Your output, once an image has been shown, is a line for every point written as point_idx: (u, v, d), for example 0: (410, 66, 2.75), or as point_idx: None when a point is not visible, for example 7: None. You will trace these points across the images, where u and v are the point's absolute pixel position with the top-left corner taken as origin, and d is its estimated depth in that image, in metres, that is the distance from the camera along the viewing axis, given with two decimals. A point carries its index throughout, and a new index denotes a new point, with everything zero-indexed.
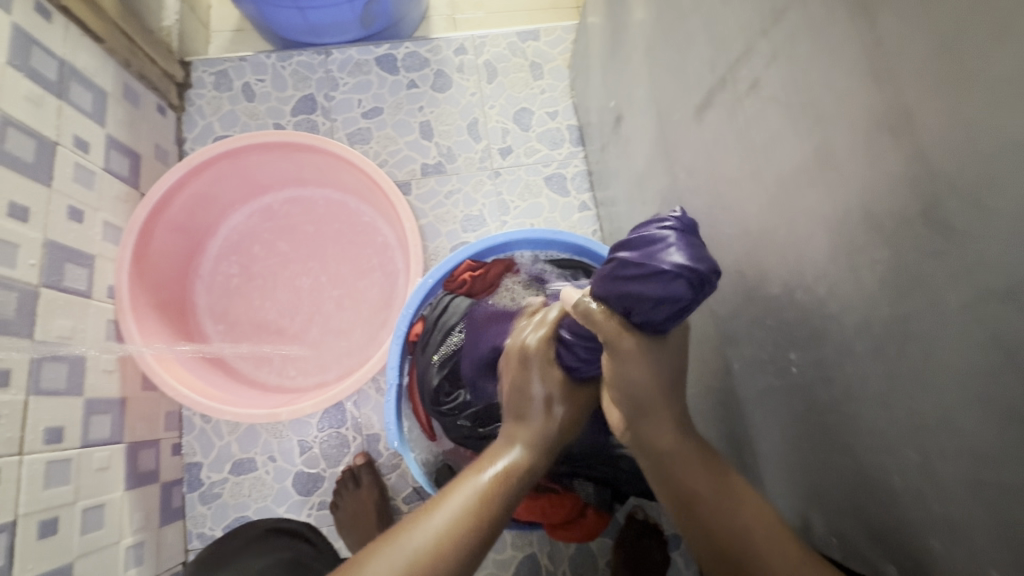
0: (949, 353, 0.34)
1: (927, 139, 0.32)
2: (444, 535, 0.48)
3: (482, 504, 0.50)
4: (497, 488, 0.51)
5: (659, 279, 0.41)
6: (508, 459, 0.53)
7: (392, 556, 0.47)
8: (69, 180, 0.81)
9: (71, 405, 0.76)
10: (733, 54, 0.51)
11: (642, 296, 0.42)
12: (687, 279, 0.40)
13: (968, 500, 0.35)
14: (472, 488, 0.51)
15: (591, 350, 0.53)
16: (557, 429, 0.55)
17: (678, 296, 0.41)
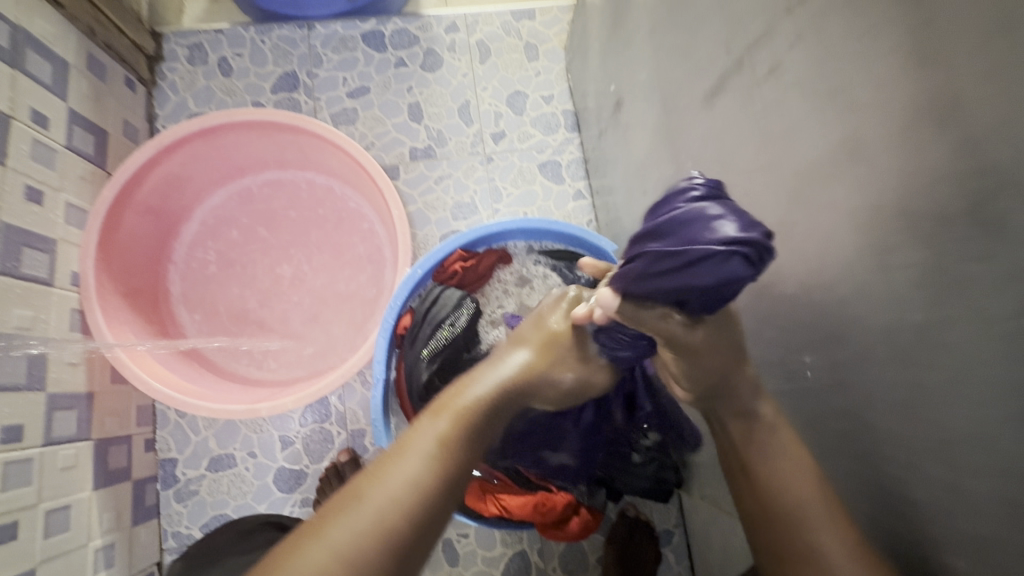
0: (984, 365, 0.32)
1: (978, 131, 0.29)
2: (410, 485, 0.45)
3: (443, 450, 0.49)
4: (460, 434, 0.50)
5: (711, 262, 0.39)
6: (468, 400, 0.53)
7: (355, 515, 0.43)
8: (27, 157, 0.74)
9: (32, 401, 0.71)
10: (752, 35, 0.47)
11: (697, 286, 0.40)
12: (740, 257, 0.38)
13: (998, 520, 0.33)
14: (434, 435, 0.49)
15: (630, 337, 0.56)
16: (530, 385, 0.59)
17: (734, 278, 0.39)
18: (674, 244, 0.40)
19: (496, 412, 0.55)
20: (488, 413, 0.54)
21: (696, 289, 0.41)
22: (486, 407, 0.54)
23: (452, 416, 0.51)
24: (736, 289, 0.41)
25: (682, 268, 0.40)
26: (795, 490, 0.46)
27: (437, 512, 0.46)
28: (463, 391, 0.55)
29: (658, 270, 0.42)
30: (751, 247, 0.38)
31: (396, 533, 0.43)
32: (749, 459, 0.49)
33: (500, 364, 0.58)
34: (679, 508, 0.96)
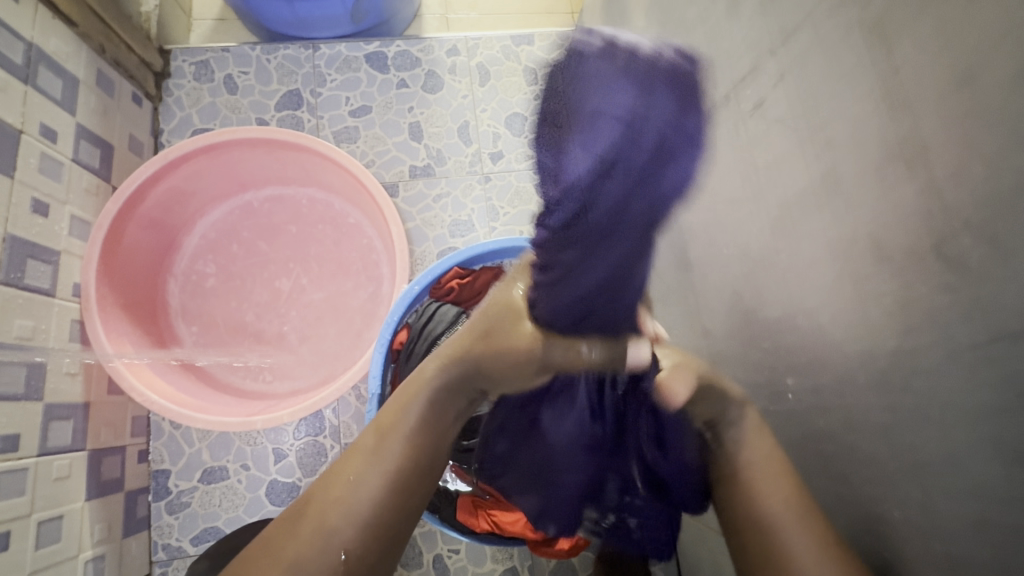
0: (952, 391, 0.34)
1: (940, 174, 0.32)
2: (349, 484, 0.47)
3: (386, 441, 0.51)
4: (399, 424, 0.52)
5: (626, 91, 0.31)
6: (415, 383, 0.57)
7: (301, 523, 0.46)
8: (34, 170, 0.76)
9: (30, 410, 0.71)
10: (738, 73, 0.50)
11: (586, 137, 0.32)
12: (654, 95, 0.31)
13: (969, 541, 0.35)
14: (374, 430, 0.52)
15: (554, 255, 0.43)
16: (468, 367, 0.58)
17: (642, 123, 0.30)
18: (596, 70, 0.33)
19: (445, 397, 0.56)
20: (434, 398, 0.55)
21: (582, 147, 0.33)
22: (430, 393, 0.55)
23: (394, 408, 0.54)
24: (649, 163, 0.32)
25: (591, 120, 0.32)
26: (767, 500, 0.46)
27: (382, 508, 0.47)
28: (410, 384, 0.57)
29: (567, 129, 0.34)
30: (679, 86, 0.32)
31: (340, 532, 0.45)
32: (727, 480, 0.50)
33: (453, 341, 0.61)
34: None
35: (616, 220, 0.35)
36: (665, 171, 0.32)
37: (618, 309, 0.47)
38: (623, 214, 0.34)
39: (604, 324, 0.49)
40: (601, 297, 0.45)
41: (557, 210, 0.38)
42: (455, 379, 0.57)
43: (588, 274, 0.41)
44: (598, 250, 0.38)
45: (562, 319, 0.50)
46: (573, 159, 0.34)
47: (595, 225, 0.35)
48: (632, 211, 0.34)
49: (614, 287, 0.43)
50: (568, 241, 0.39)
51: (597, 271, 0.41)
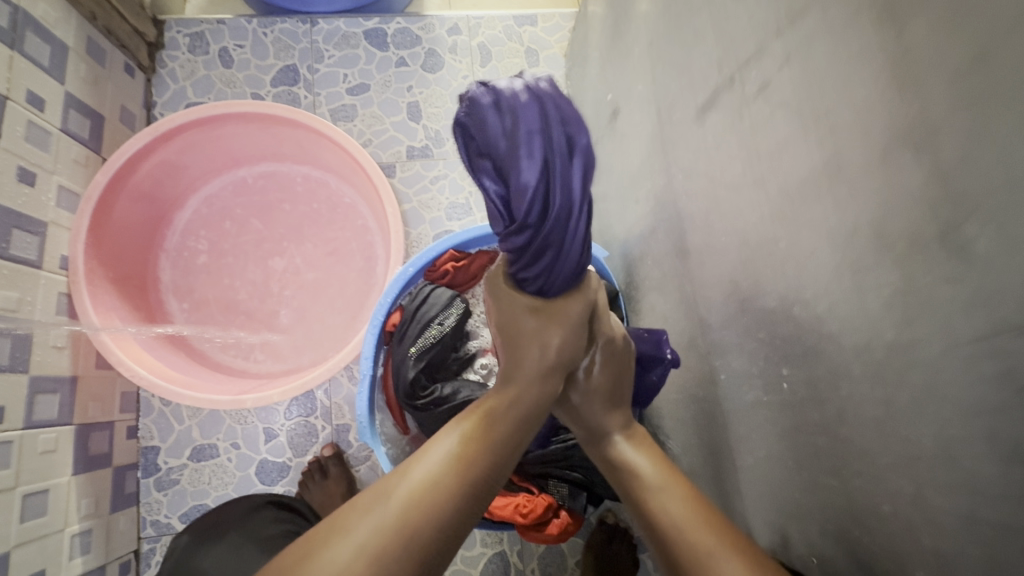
0: (949, 385, 0.33)
1: (949, 159, 0.31)
2: (433, 486, 0.42)
3: (465, 449, 0.44)
4: (481, 437, 0.45)
5: (529, 109, 0.42)
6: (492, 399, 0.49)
7: (378, 511, 0.40)
8: (20, 139, 0.74)
9: (14, 383, 0.70)
10: (744, 54, 0.48)
11: (523, 149, 0.42)
12: (546, 102, 0.42)
13: (962, 538, 0.34)
14: (456, 440, 0.45)
15: (531, 251, 0.48)
16: (539, 379, 0.50)
17: (549, 120, 0.42)
18: (497, 110, 0.43)
19: (529, 412, 0.49)
20: (516, 419, 0.48)
21: (526, 155, 0.42)
22: (508, 412, 0.48)
23: (474, 419, 0.47)
24: (567, 150, 0.43)
25: (518, 140, 0.42)
26: (666, 510, 0.45)
27: (461, 519, 0.42)
28: (484, 400, 0.49)
29: (507, 155, 0.43)
30: (555, 89, 0.43)
31: (415, 537, 0.39)
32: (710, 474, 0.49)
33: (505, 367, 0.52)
34: None
35: (575, 191, 0.44)
36: (580, 146, 0.43)
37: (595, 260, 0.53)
38: (579, 183, 0.43)
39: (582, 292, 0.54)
40: (583, 260, 0.50)
41: (530, 213, 0.44)
42: (536, 389, 0.50)
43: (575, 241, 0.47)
44: (576, 221, 0.45)
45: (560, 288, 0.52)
46: (523, 170, 0.42)
47: (560, 204, 0.44)
48: (582, 183, 0.44)
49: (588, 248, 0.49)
50: (547, 224, 0.44)
51: (575, 241, 0.47)
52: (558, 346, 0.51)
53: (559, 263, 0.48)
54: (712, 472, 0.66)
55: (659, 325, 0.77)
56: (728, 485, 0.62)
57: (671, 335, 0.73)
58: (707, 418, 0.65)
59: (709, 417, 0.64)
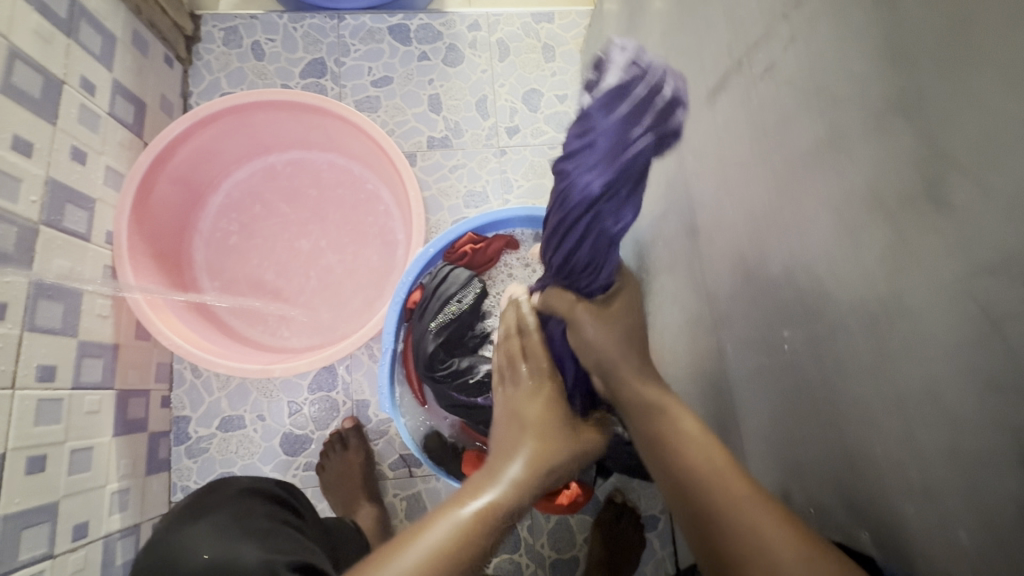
0: (932, 326, 0.36)
1: (938, 120, 0.34)
2: (424, 573, 0.46)
3: (464, 537, 0.49)
4: (480, 528, 0.50)
5: (653, 75, 0.51)
6: (493, 489, 0.53)
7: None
8: (74, 120, 0.80)
9: (65, 345, 0.76)
10: (751, 38, 0.52)
11: (627, 76, 0.51)
12: (663, 80, 0.51)
13: (946, 468, 0.37)
14: (452, 525, 0.49)
15: (577, 150, 0.54)
16: (539, 472, 0.56)
17: (655, 87, 0.51)
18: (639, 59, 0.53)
19: (519, 507, 0.54)
20: (509, 507, 0.53)
21: (624, 81, 0.51)
22: (506, 501, 0.53)
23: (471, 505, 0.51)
24: (648, 110, 0.50)
25: (622, 70, 0.52)
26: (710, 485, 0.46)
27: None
28: (481, 481, 0.54)
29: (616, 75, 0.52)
30: (674, 85, 0.52)
31: None
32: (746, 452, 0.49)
33: (501, 458, 0.57)
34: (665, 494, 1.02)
35: (644, 127, 0.50)
36: (662, 130, 0.51)
37: (596, 238, 0.57)
38: (654, 125, 0.50)
39: (596, 244, 0.58)
40: (593, 206, 0.54)
41: (593, 113, 0.52)
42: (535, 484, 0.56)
43: (609, 161, 0.52)
44: (625, 147, 0.50)
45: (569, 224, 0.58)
46: (614, 80, 0.52)
47: (627, 119, 0.50)
48: (628, 134, 0.50)
49: (618, 193, 0.53)
50: (602, 131, 0.51)
51: (597, 170, 0.53)
52: (558, 454, 0.58)
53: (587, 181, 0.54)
54: (720, 440, 0.69)
55: (668, 304, 0.81)
56: (733, 450, 0.65)
57: (681, 312, 0.76)
58: (715, 389, 0.68)
59: (716, 387, 0.68)
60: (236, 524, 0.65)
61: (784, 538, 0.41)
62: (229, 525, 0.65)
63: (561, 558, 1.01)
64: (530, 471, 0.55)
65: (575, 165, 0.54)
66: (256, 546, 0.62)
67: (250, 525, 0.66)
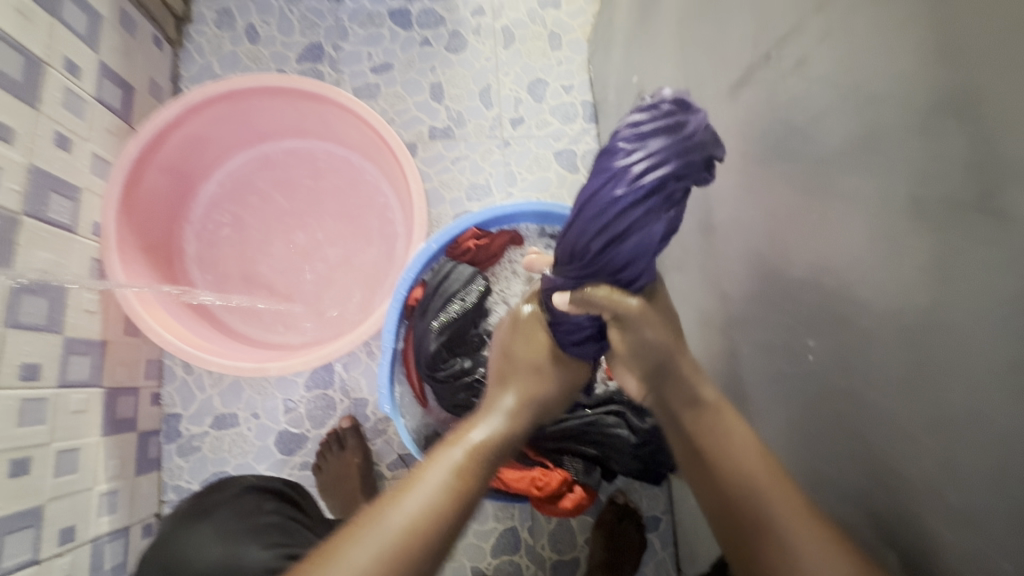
0: (979, 346, 0.34)
1: (994, 122, 0.31)
2: (427, 515, 0.49)
3: (458, 479, 0.52)
4: (472, 469, 0.53)
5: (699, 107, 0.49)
6: (483, 432, 0.56)
7: (375, 543, 0.47)
8: (57, 104, 0.76)
9: (50, 342, 0.72)
10: (780, 29, 0.49)
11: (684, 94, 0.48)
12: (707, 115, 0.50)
13: (987, 492, 0.35)
14: (447, 470, 0.52)
15: (628, 144, 0.48)
16: (531, 405, 0.60)
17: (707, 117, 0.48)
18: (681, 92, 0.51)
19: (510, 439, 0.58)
20: (498, 445, 0.56)
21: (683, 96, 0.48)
22: (495, 441, 0.56)
23: (463, 446, 0.54)
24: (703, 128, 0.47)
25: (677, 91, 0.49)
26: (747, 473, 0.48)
27: (449, 536, 0.50)
28: (471, 423, 0.57)
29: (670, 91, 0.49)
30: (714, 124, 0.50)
31: (412, 557, 0.48)
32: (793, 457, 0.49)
33: (495, 400, 0.60)
34: (668, 496, 1.00)
35: (697, 147, 0.46)
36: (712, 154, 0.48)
37: (636, 240, 0.50)
38: (706, 150, 0.47)
39: (636, 247, 0.50)
40: (640, 205, 0.48)
41: (650, 111, 0.47)
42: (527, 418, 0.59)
43: (656, 165, 0.46)
44: (676, 157, 0.46)
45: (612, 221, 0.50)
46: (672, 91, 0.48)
47: (681, 131, 0.46)
48: (686, 142, 0.46)
49: (664, 201, 0.48)
50: (661, 130, 0.46)
51: (653, 167, 0.46)
52: (547, 387, 0.61)
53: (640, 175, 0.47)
54: None
55: (677, 304, 0.78)
56: None
57: (692, 314, 0.74)
58: (727, 394, 0.66)
59: (729, 392, 0.66)
60: (245, 525, 0.63)
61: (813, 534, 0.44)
62: (239, 526, 0.63)
63: (561, 560, 0.99)
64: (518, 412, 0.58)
65: (625, 161, 0.48)
66: (268, 548, 0.61)
67: (260, 524, 0.64)
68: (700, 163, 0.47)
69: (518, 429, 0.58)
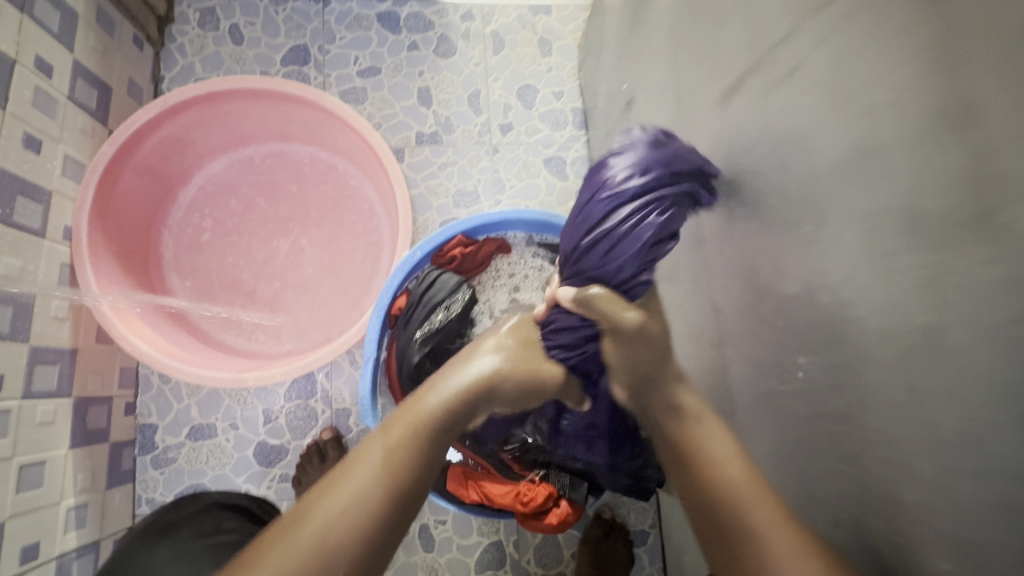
0: (979, 370, 0.33)
1: (995, 135, 0.30)
2: (360, 497, 0.47)
3: (391, 457, 0.51)
4: (408, 447, 0.52)
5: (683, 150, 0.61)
6: (422, 413, 0.57)
7: (305, 532, 0.45)
8: (27, 105, 0.73)
9: (14, 351, 0.70)
10: (773, 37, 0.48)
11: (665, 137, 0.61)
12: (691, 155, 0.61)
13: (986, 523, 0.34)
14: (380, 450, 0.51)
15: (617, 164, 0.60)
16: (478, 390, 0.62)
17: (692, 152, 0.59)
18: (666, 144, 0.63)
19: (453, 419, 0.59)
20: (438, 423, 0.56)
21: (666, 138, 0.60)
22: (435, 419, 0.56)
23: (400, 428, 0.54)
24: (687, 156, 0.58)
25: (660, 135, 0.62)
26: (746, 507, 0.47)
27: (389, 518, 0.48)
28: (411, 407, 0.58)
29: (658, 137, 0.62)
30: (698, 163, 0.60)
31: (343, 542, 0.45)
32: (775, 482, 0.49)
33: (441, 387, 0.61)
34: (656, 509, 0.99)
35: (679, 160, 0.57)
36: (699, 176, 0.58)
37: (626, 240, 0.57)
38: (689, 163, 0.57)
39: (627, 243, 0.57)
40: (624, 209, 0.57)
41: (636, 144, 0.60)
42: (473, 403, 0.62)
43: (637, 176, 0.57)
44: (658, 166, 0.56)
45: (601, 225, 0.59)
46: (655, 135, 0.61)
47: (664, 153, 0.58)
48: (667, 161, 0.57)
49: (653, 200, 0.56)
50: (645, 152, 0.58)
51: (637, 178, 0.57)
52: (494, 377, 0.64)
53: (627, 183, 0.57)
54: None
55: None
56: None
57: None
58: None
59: None
60: (201, 544, 0.61)
61: (795, 550, 0.44)
62: (196, 544, 0.61)
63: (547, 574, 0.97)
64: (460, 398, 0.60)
65: (609, 177, 0.60)
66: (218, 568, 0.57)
67: (217, 543, 0.61)
68: (682, 180, 0.56)
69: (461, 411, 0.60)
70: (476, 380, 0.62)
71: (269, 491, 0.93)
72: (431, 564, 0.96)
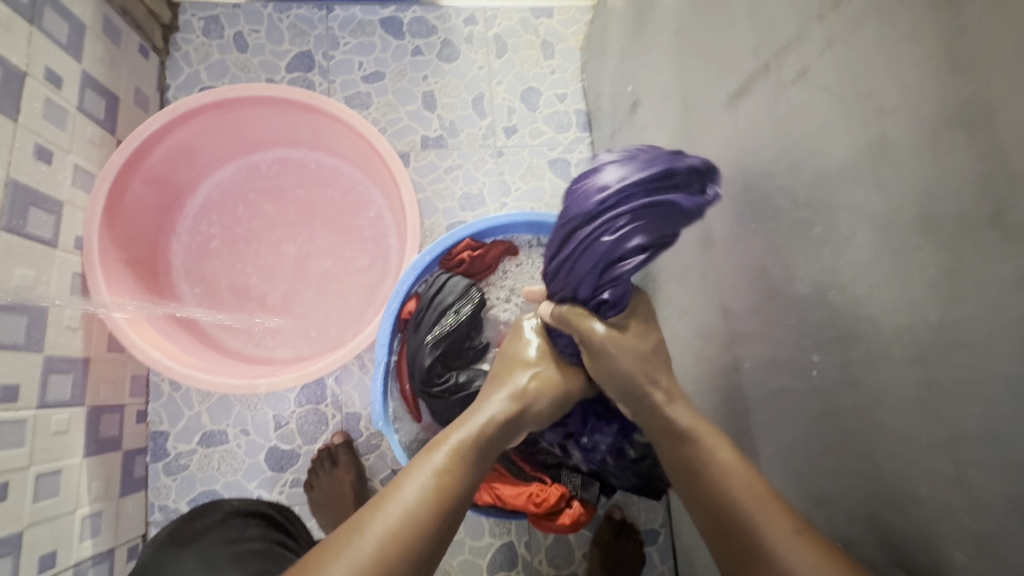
0: (996, 366, 0.33)
1: (1008, 137, 0.31)
2: (406, 524, 0.47)
3: (440, 485, 0.51)
4: (456, 472, 0.52)
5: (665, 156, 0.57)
6: (474, 425, 0.57)
7: (357, 547, 0.46)
8: (38, 116, 0.74)
9: (30, 361, 0.70)
10: (781, 40, 0.48)
11: (640, 153, 0.58)
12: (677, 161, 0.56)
13: (1001, 516, 0.35)
14: (431, 471, 0.51)
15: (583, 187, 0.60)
16: (535, 396, 0.63)
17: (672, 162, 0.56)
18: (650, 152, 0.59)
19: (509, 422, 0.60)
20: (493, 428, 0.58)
21: (639, 154, 0.58)
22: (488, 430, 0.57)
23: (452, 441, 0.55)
24: (662, 168, 0.55)
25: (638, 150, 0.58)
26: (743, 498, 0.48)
27: (436, 538, 0.48)
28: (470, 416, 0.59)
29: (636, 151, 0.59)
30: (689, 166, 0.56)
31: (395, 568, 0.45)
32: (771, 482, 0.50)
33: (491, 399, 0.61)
34: (666, 508, 0.99)
35: (648, 173, 0.55)
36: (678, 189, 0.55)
37: (585, 263, 0.60)
38: (664, 172, 0.55)
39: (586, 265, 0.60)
40: (583, 236, 0.59)
41: (604, 165, 0.59)
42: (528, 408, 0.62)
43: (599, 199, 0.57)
44: (623, 181, 0.56)
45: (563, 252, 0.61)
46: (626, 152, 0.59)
47: (630, 173, 0.56)
48: (630, 182, 0.55)
49: (607, 219, 0.56)
50: (607, 175, 0.57)
51: (597, 203, 0.57)
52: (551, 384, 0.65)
53: (586, 208, 0.58)
54: None
55: (676, 316, 0.77)
56: None
57: (690, 326, 0.73)
58: (729, 409, 0.65)
59: (731, 407, 0.64)
60: (228, 551, 0.61)
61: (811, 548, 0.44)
62: (219, 551, 0.61)
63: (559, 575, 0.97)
64: (509, 410, 0.60)
65: (573, 202, 0.60)
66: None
67: (243, 550, 0.62)
68: (643, 202, 0.55)
69: (513, 414, 0.60)
70: (520, 390, 0.63)
71: (281, 496, 0.94)
72: (443, 566, 0.97)
